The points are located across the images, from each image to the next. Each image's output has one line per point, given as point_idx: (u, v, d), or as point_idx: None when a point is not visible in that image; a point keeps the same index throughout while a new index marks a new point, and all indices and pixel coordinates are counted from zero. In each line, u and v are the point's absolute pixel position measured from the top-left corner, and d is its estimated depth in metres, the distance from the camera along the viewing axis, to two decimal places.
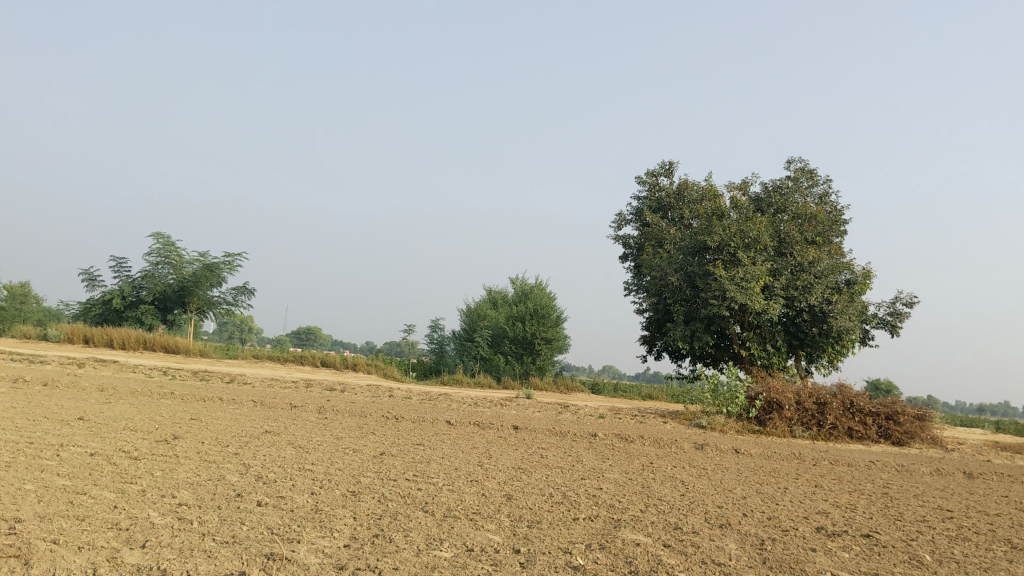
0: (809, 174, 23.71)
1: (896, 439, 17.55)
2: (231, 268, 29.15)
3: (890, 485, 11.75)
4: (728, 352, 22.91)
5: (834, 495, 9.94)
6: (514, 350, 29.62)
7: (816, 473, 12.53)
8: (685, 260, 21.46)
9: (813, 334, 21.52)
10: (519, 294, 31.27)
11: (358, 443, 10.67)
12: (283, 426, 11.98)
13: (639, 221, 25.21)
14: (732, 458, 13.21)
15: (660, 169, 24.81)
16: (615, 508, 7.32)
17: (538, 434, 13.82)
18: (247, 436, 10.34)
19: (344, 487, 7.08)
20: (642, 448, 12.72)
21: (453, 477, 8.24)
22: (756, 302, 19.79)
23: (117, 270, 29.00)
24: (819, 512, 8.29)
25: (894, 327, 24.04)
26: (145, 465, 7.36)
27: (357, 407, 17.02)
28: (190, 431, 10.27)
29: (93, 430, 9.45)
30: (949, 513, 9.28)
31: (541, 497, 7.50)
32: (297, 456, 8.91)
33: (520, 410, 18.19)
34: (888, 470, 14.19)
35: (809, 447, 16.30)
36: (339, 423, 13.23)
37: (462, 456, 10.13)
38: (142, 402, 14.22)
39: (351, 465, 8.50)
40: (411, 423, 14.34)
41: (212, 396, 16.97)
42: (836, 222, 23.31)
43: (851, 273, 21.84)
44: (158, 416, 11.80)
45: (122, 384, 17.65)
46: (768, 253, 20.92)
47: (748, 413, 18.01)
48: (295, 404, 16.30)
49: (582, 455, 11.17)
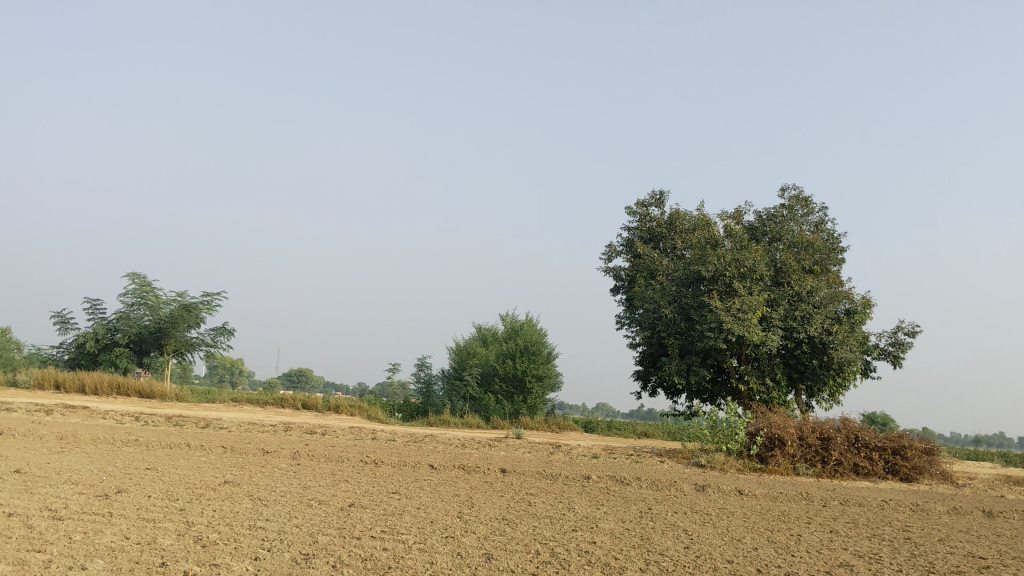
0: (805, 202, 22.96)
1: (905, 474, 16.64)
2: (210, 307, 28.13)
3: (910, 528, 10.79)
4: (725, 387, 21.91)
5: (854, 542, 9.01)
6: (505, 389, 28.74)
7: (828, 515, 11.57)
8: (679, 291, 20.58)
9: (814, 367, 20.63)
10: (508, 331, 30.43)
11: (326, 493, 9.69)
12: (248, 475, 10.98)
13: (630, 253, 24.36)
14: (737, 501, 12.25)
15: (651, 200, 24.04)
16: (610, 568, 6.35)
17: (527, 478, 12.87)
18: (203, 488, 9.34)
19: (296, 550, 6.10)
20: (639, 492, 11.75)
21: (427, 533, 7.27)
22: (754, 333, 18.90)
23: (91, 311, 27.97)
24: (843, 567, 7.31)
25: (897, 358, 23.15)
26: (66, 527, 6.38)
27: (334, 452, 16.00)
28: (139, 484, 9.29)
29: (27, 485, 8.47)
30: (982, 562, 8.32)
31: (524, 556, 6.53)
32: (252, 511, 7.92)
33: (510, 451, 17.22)
34: (903, 510, 13.22)
35: (815, 485, 15.33)
36: (311, 471, 12.24)
37: (441, 506, 9.15)
38: (100, 450, 13.18)
39: (312, 520, 7.53)
40: (391, 468, 13.38)
41: (181, 443, 15.92)
42: (834, 250, 22.50)
43: (850, 302, 20.95)
44: (110, 467, 10.79)
45: (86, 432, 16.56)
46: (765, 282, 20.07)
47: (749, 451, 17.00)
48: (269, 450, 15.25)
49: (574, 502, 10.21)
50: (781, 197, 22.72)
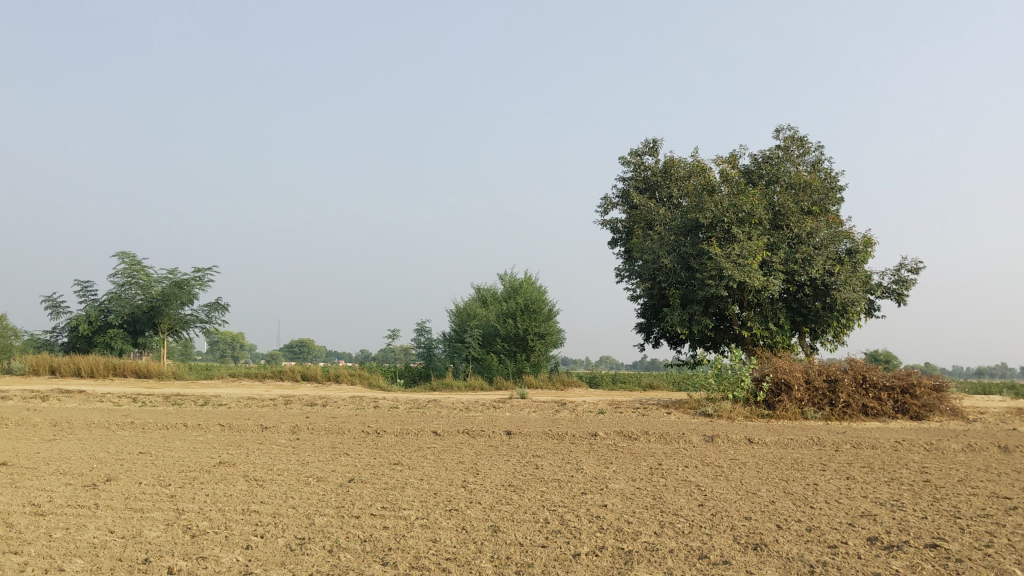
0: (800, 142, 22.47)
1: (914, 412, 16.39)
2: (202, 283, 27.75)
3: (927, 469, 10.47)
4: (728, 335, 21.58)
5: (874, 489, 8.68)
6: (507, 348, 28.44)
7: (842, 460, 11.25)
8: (677, 241, 20.17)
9: (817, 309, 20.30)
10: (508, 291, 30.11)
11: (325, 468, 9.37)
12: (245, 454, 10.64)
13: (626, 204, 23.89)
14: (747, 450, 11.95)
15: (645, 148, 23.54)
16: (624, 534, 6.02)
17: (533, 438, 12.56)
18: (197, 470, 9.01)
19: (291, 535, 5.75)
20: (648, 447, 11.44)
21: (429, 507, 6.93)
22: (755, 279, 18.55)
23: (81, 293, 27.57)
24: (866, 517, 6.96)
25: (901, 296, 22.81)
26: (49, 523, 6.04)
27: (335, 423, 15.67)
28: (129, 470, 8.93)
29: (11, 479, 8.14)
30: (1009, 503, 7.99)
31: (532, 526, 6.18)
32: (247, 493, 7.59)
33: (515, 412, 16.93)
34: (917, 451, 12.92)
35: (824, 429, 15.04)
36: (310, 445, 11.92)
37: (444, 475, 8.81)
38: (93, 436, 12.82)
39: (310, 500, 7.19)
40: (394, 438, 13.06)
41: (178, 423, 15.56)
42: (832, 189, 22.07)
43: (851, 242, 20.54)
44: (102, 453, 10.45)
45: (81, 417, 16.20)
46: (764, 227, 19.65)
47: (756, 398, 16.67)
48: (268, 426, 14.89)
49: (582, 462, 9.89)
50: (776, 138, 22.23)
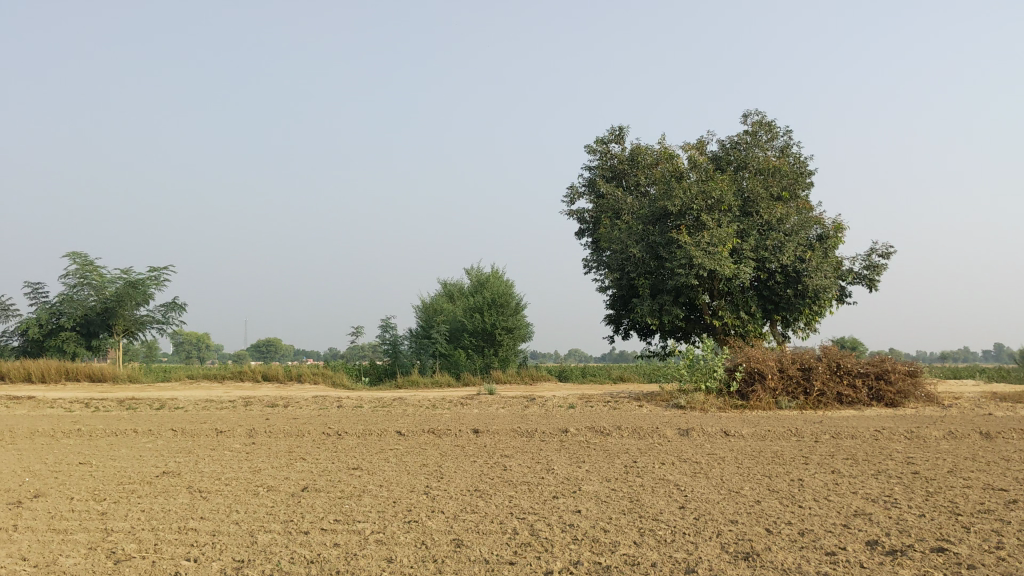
0: (768, 127, 22.04)
1: (890, 400, 16.00)
2: (157, 281, 26.88)
3: (913, 460, 9.99)
4: (699, 325, 21.09)
5: (863, 483, 8.17)
6: (474, 343, 27.84)
7: (823, 452, 10.76)
8: (646, 230, 19.64)
9: (788, 297, 19.86)
10: (474, 286, 29.47)
11: (278, 476, 8.73)
12: (193, 461, 9.96)
13: (593, 192, 23.31)
14: (724, 444, 11.44)
15: (610, 136, 22.99)
16: (599, 546, 5.44)
17: (501, 437, 11.98)
18: (137, 482, 8.34)
19: (228, 557, 5.13)
20: (621, 443, 10.89)
21: (387, 518, 6.32)
22: (725, 266, 18.09)
23: (32, 295, 26.58)
24: (860, 516, 6.43)
25: (872, 281, 22.47)
26: None
27: (295, 424, 15.00)
28: (62, 484, 8.24)
29: None
30: (1007, 495, 7.50)
31: (499, 539, 5.59)
32: (187, 506, 6.94)
33: (482, 408, 16.35)
34: (898, 440, 12.49)
35: (800, 419, 14.59)
36: (266, 450, 11.25)
37: (406, 480, 8.21)
38: (34, 446, 12.07)
39: (255, 514, 6.56)
40: (355, 440, 12.43)
41: (129, 428, 14.76)
42: (801, 175, 21.66)
43: (822, 228, 20.08)
44: (37, 465, 9.72)
45: (28, 425, 15.37)
46: (733, 214, 19.19)
47: (729, 388, 16.16)
48: (222, 430, 14.15)
49: (552, 461, 9.33)
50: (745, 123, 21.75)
